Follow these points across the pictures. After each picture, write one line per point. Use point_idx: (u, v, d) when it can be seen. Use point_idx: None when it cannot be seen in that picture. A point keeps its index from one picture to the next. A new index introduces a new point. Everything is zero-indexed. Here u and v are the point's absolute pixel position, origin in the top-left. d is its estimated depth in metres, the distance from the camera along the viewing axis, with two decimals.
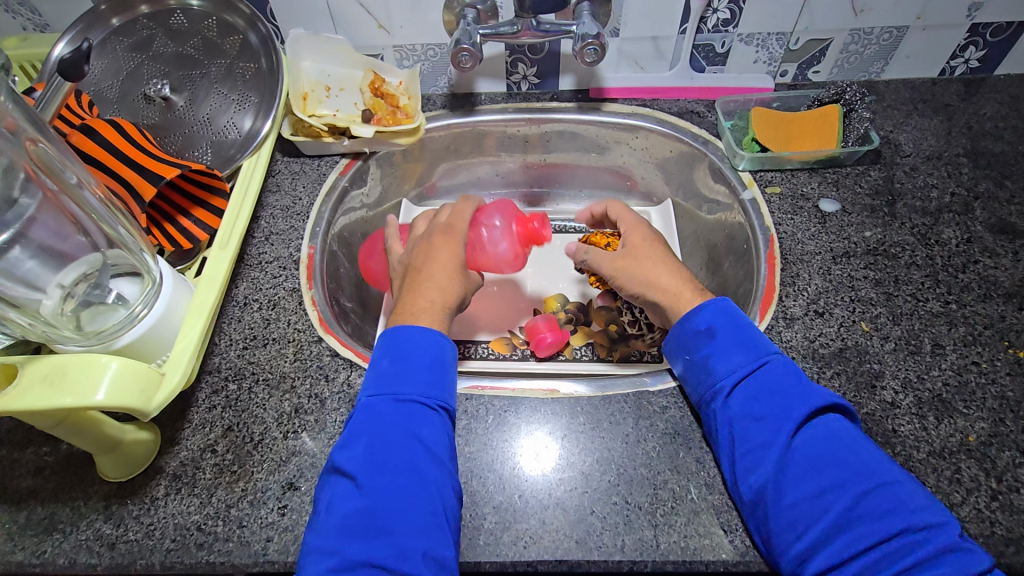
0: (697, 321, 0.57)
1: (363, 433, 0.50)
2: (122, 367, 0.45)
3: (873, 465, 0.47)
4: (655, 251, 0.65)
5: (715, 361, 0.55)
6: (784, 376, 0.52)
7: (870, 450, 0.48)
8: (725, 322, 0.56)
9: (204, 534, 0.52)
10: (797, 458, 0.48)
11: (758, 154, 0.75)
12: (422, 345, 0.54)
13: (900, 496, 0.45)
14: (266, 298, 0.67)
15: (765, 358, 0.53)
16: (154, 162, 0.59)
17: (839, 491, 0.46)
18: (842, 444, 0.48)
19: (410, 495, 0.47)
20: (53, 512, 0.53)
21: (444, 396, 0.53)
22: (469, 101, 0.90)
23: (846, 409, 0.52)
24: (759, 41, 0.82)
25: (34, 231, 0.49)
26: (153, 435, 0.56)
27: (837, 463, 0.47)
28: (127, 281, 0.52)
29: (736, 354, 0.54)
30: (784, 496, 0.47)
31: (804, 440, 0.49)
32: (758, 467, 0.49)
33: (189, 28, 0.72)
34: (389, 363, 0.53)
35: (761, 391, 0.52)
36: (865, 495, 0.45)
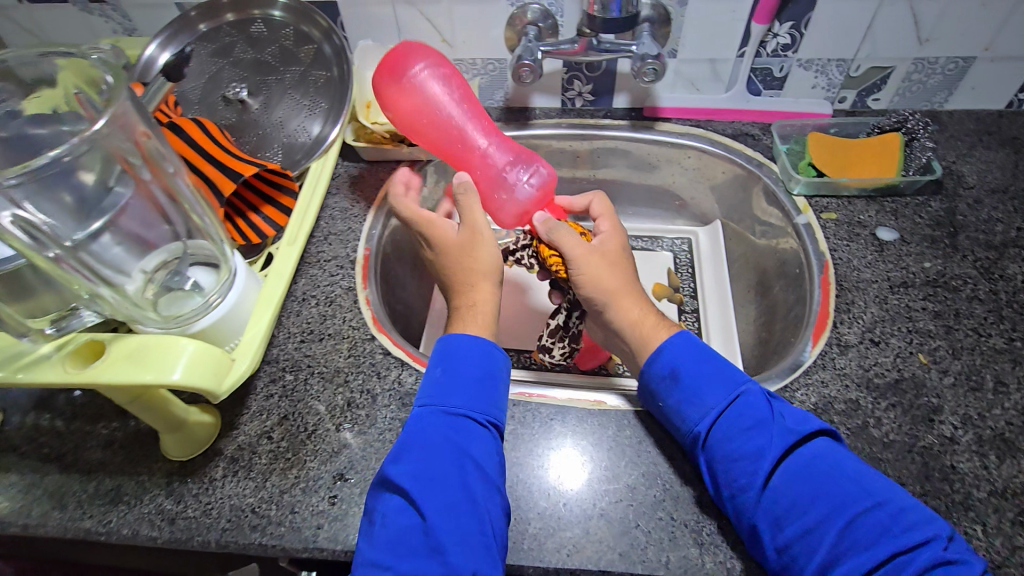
0: (657, 365, 0.56)
1: (413, 448, 0.51)
2: (197, 350, 0.48)
3: (855, 489, 0.47)
4: (620, 262, 0.63)
5: (686, 407, 0.54)
6: (754, 407, 0.52)
7: (850, 470, 0.49)
8: (683, 359, 0.55)
9: (258, 516, 0.54)
10: (779, 497, 0.48)
11: (814, 179, 0.75)
12: (475, 359, 0.55)
13: (885, 521, 0.46)
14: (323, 295, 0.70)
15: (734, 393, 0.53)
16: (234, 161, 0.62)
17: (824, 526, 0.46)
18: (828, 474, 0.48)
19: (460, 511, 0.48)
20: (119, 485, 0.56)
21: (494, 412, 0.54)
22: (524, 114, 0.92)
23: (829, 431, 0.52)
24: (818, 66, 0.82)
25: (125, 218, 0.52)
26: (214, 418, 0.59)
27: (817, 497, 0.47)
28: (202, 270, 0.55)
29: (705, 396, 0.53)
30: (780, 535, 0.47)
31: (782, 476, 0.49)
32: (747, 509, 0.49)
33: (268, 37, 0.75)
34: (440, 375, 0.55)
35: (737, 430, 0.51)
36: (851, 525, 0.46)
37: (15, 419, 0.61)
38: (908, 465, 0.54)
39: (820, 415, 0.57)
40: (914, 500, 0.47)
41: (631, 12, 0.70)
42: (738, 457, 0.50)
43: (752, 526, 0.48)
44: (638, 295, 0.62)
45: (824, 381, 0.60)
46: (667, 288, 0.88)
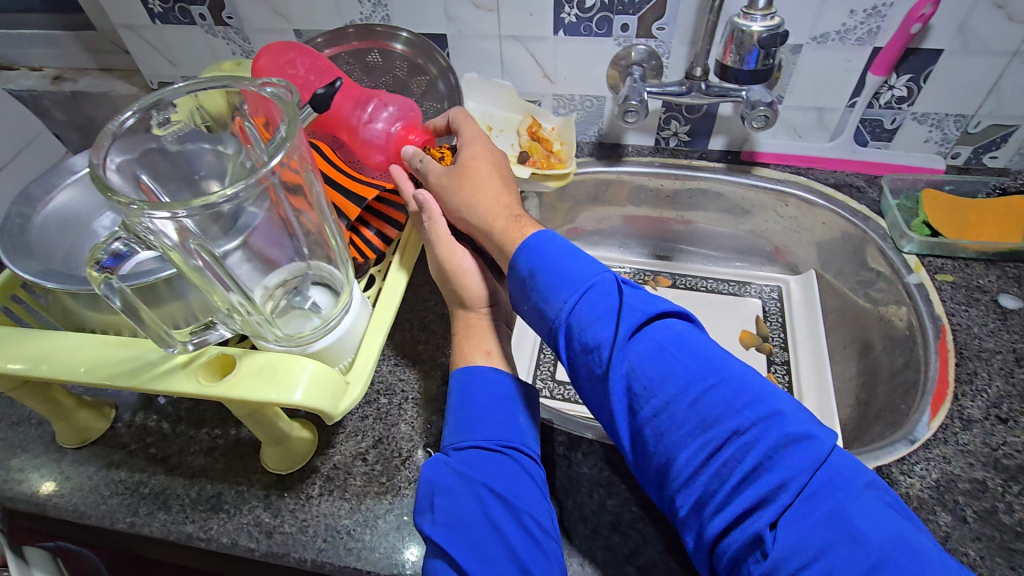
0: (521, 264, 0.57)
1: (431, 495, 0.50)
2: (316, 370, 0.49)
3: (701, 368, 0.47)
4: (483, 175, 0.66)
5: (545, 303, 0.54)
6: (607, 296, 0.53)
7: (690, 349, 0.49)
8: (541, 259, 0.56)
9: (353, 539, 0.54)
10: (638, 375, 0.48)
11: (927, 239, 0.72)
12: (482, 386, 0.56)
13: (729, 396, 0.45)
14: (418, 321, 0.72)
15: (587, 284, 0.53)
16: (358, 185, 0.66)
17: (677, 403, 0.46)
18: (654, 355, 0.48)
19: (492, 547, 0.47)
20: (220, 492, 0.58)
21: (511, 437, 0.54)
22: (616, 151, 0.92)
23: (663, 313, 0.52)
24: (934, 121, 0.79)
25: (255, 236, 0.54)
26: (313, 435, 0.60)
27: (666, 376, 0.47)
28: (321, 290, 0.57)
29: (559, 289, 0.54)
30: (651, 420, 0.47)
31: (630, 356, 0.49)
32: (616, 407, 0.49)
33: (382, 66, 0.79)
34: (455, 415, 0.55)
35: (593, 320, 0.51)
36: (701, 399, 0.46)
37: (125, 417, 0.64)
38: None
39: (942, 492, 0.53)
40: (789, 396, 0.46)
41: (767, 65, 0.66)
42: (595, 343, 0.51)
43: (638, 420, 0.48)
44: (505, 207, 0.65)
45: (945, 456, 0.56)
46: (755, 336, 0.85)
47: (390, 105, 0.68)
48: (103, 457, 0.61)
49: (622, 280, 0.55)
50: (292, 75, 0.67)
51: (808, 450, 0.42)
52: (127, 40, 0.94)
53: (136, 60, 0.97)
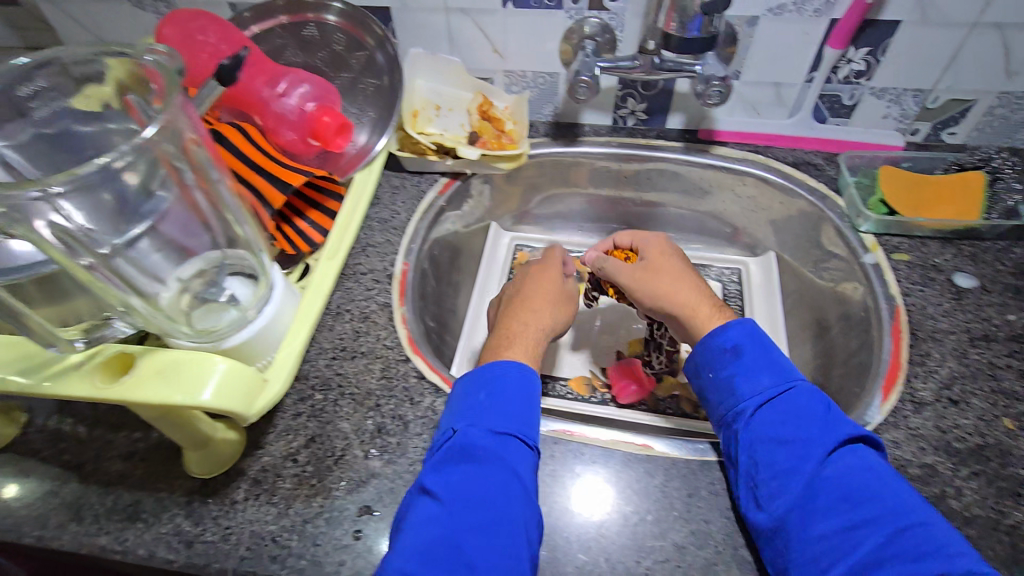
0: (723, 339, 0.57)
1: (454, 462, 0.50)
2: (229, 369, 0.45)
3: (903, 504, 0.45)
4: (667, 267, 0.67)
5: (740, 381, 0.54)
6: (811, 401, 0.52)
7: (899, 485, 0.47)
8: (755, 345, 0.56)
9: (279, 546, 0.51)
10: (827, 487, 0.47)
11: (885, 217, 0.70)
12: (523, 385, 0.55)
13: (936, 539, 0.43)
14: (358, 311, 0.68)
15: (792, 382, 0.53)
16: (284, 170, 0.60)
17: (871, 525, 0.44)
18: (866, 477, 0.47)
19: (496, 525, 0.46)
20: (137, 500, 0.54)
21: (535, 436, 0.53)
22: (572, 130, 0.88)
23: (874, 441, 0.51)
24: (892, 96, 0.77)
25: (164, 224, 0.50)
26: (240, 436, 0.56)
27: (868, 497, 0.45)
28: (239, 282, 0.53)
29: (761, 376, 0.54)
30: (812, 526, 0.45)
31: (834, 467, 0.48)
32: (781, 494, 0.47)
33: (320, 40, 0.73)
34: (486, 393, 0.54)
35: (785, 416, 0.51)
36: (900, 533, 0.43)
37: (37, 422, 0.59)
38: (993, 546, 0.48)
39: None
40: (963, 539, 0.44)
41: (713, 32, 0.64)
42: (782, 440, 0.50)
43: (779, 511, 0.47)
44: (704, 299, 0.64)
45: (895, 441, 0.54)
46: None
47: (305, 83, 0.64)
48: (13, 464, 0.57)
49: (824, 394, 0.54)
50: (200, 44, 0.62)
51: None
52: (45, 12, 0.85)
53: (58, 35, 0.90)
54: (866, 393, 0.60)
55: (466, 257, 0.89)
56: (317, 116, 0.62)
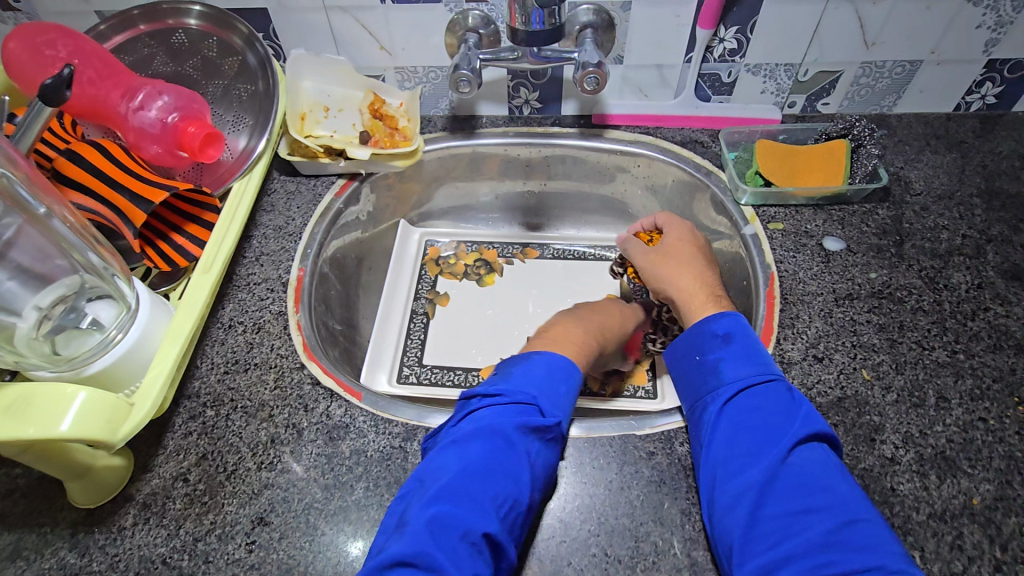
0: (717, 327, 0.58)
1: (494, 415, 0.50)
2: (90, 397, 0.45)
3: (854, 501, 0.46)
4: (681, 253, 0.68)
5: (725, 366, 0.55)
6: (787, 397, 0.52)
7: (854, 485, 0.47)
8: (743, 334, 0.57)
9: (169, 568, 0.51)
10: (785, 474, 0.47)
11: (761, 189, 0.73)
12: (566, 366, 0.56)
13: (878, 538, 0.43)
14: (251, 322, 0.66)
15: (772, 375, 0.54)
16: (147, 187, 0.58)
17: (821, 514, 0.45)
18: (826, 472, 0.47)
19: (507, 479, 0.46)
20: (18, 538, 0.52)
21: (563, 416, 0.53)
22: (470, 123, 0.87)
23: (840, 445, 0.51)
24: (766, 71, 0.80)
25: (14, 252, 0.48)
26: (126, 461, 0.55)
27: (826, 489, 0.46)
28: (103, 305, 0.52)
29: (746, 364, 0.55)
30: (763, 508, 0.46)
31: (798, 456, 0.48)
32: (742, 473, 0.48)
33: (189, 47, 0.72)
34: (541, 365, 0.55)
35: (762, 404, 0.52)
36: (847, 526, 0.44)
37: None
38: None
39: None
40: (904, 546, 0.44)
41: (556, 22, 0.66)
42: (761, 427, 0.50)
43: (738, 484, 0.48)
44: (705, 283, 0.65)
45: None
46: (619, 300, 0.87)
47: (165, 94, 0.63)
48: None
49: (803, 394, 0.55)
50: (50, 59, 0.60)
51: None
52: None
53: None
54: None
55: (377, 256, 0.89)
56: (181, 127, 0.61)
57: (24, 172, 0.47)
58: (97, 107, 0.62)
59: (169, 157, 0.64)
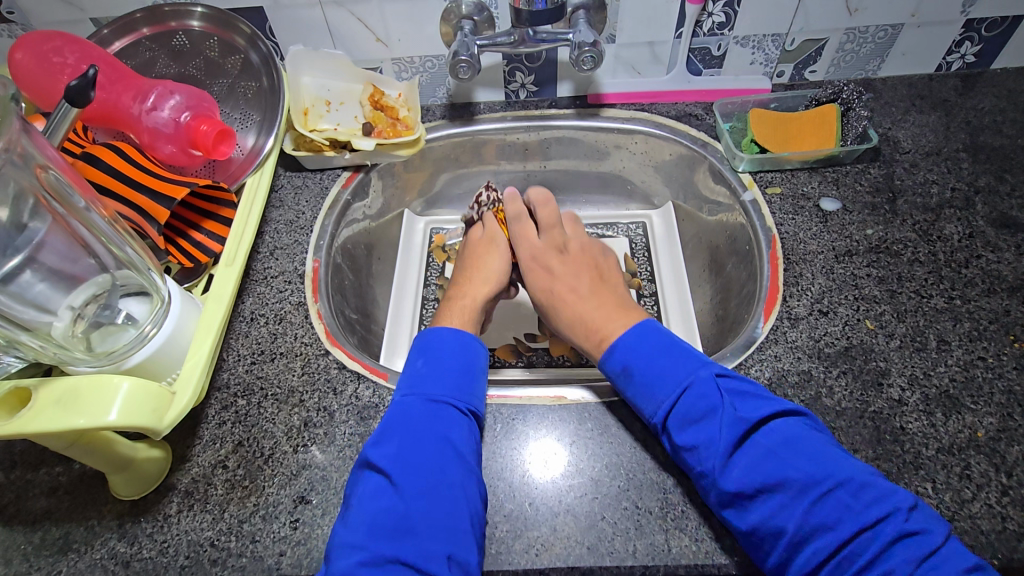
0: (612, 361, 0.58)
1: (395, 432, 0.52)
2: (134, 386, 0.47)
3: (817, 469, 0.47)
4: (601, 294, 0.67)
5: (641, 399, 0.55)
6: (706, 397, 0.52)
7: (809, 449, 0.48)
8: (633, 354, 0.57)
9: (218, 549, 0.52)
10: (743, 483, 0.48)
11: (757, 155, 0.75)
12: (457, 351, 0.59)
13: (845, 500, 0.45)
14: (273, 313, 0.67)
15: (685, 383, 0.53)
16: (167, 185, 0.61)
17: (786, 507, 0.46)
18: (772, 462, 0.48)
19: (433, 490, 0.49)
20: (67, 532, 0.54)
21: (473, 402, 0.56)
22: (468, 110, 0.88)
23: (778, 411, 0.51)
24: (755, 42, 0.82)
25: (44, 253, 0.49)
26: (165, 453, 0.56)
27: (784, 479, 0.47)
28: (135, 301, 0.54)
29: (654, 390, 0.54)
30: (744, 519, 0.47)
31: (742, 459, 0.49)
32: (711, 494, 0.49)
33: (191, 49, 0.74)
34: (424, 366, 0.58)
35: (689, 422, 0.51)
36: (816, 505, 0.45)
37: None
38: (861, 431, 0.55)
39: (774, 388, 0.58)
40: (869, 471, 0.48)
41: (557, 1, 0.69)
42: (696, 448, 0.50)
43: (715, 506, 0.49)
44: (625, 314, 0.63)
45: (776, 355, 0.61)
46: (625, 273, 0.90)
47: (175, 94, 0.65)
48: None
49: (717, 372, 0.54)
50: (59, 66, 0.62)
51: (919, 542, 0.43)
52: None
53: None
54: (753, 318, 0.67)
55: (384, 246, 0.90)
56: (194, 125, 0.63)
57: (64, 171, 0.49)
58: (109, 112, 0.64)
59: (182, 156, 0.66)
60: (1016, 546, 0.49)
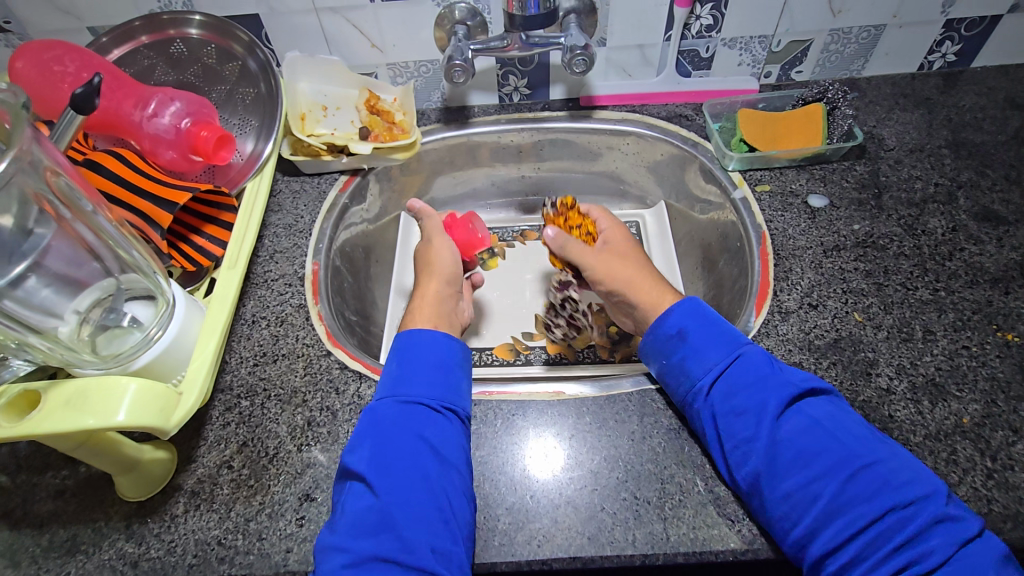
0: (667, 325, 0.59)
1: (366, 436, 0.53)
2: (141, 389, 0.47)
3: (860, 445, 0.49)
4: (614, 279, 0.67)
5: (691, 362, 0.56)
6: (759, 367, 0.54)
7: (850, 429, 0.50)
8: (689, 321, 0.58)
9: (226, 548, 0.53)
10: (784, 447, 0.50)
11: (746, 154, 0.77)
12: (431, 349, 0.58)
13: (886, 475, 0.47)
14: (274, 315, 0.68)
15: (737, 351, 0.56)
16: (168, 190, 0.62)
17: (827, 476, 0.48)
18: (814, 435, 0.50)
19: (414, 490, 0.50)
20: (75, 534, 0.54)
21: (450, 398, 0.56)
22: (463, 113, 0.90)
23: (818, 389, 0.53)
24: (742, 44, 0.84)
25: (49, 258, 0.50)
26: (171, 454, 0.57)
27: (824, 452, 0.49)
28: (140, 305, 0.55)
29: (708, 354, 0.56)
30: (779, 485, 0.48)
31: (788, 427, 0.51)
32: (747, 460, 0.50)
33: (189, 56, 0.75)
34: (397, 365, 0.58)
35: (737, 388, 0.53)
36: (856, 476, 0.47)
37: None
38: None
39: None
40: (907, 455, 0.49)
41: (549, 5, 0.71)
42: (744, 413, 0.52)
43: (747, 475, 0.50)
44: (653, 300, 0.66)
45: (768, 348, 0.62)
46: None
47: (176, 101, 0.67)
48: None
49: (769, 353, 0.57)
50: (59, 75, 0.63)
51: (955, 528, 0.44)
52: None
53: None
54: (744, 312, 0.69)
55: (382, 248, 0.91)
56: (194, 131, 0.64)
57: (72, 176, 0.50)
58: (110, 120, 0.65)
59: (183, 162, 0.67)
60: (1003, 526, 0.50)
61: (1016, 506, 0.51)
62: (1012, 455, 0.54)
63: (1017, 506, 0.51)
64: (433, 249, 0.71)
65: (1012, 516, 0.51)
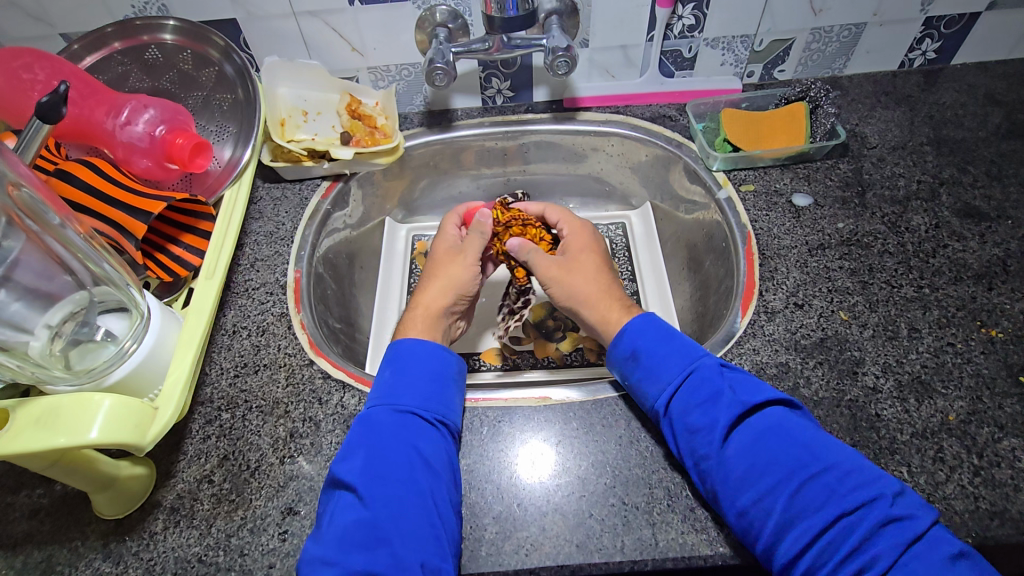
0: (620, 346, 0.59)
1: (361, 444, 0.52)
2: (115, 404, 0.46)
3: (807, 454, 0.48)
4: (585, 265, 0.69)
5: (645, 383, 0.56)
6: (709, 381, 0.54)
7: (799, 436, 0.49)
8: (640, 340, 0.58)
9: (206, 565, 0.52)
10: (735, 464, 0.49)
11: (730, 154, 0.77)
12: (426, 361, 0.59)
13: (832, 484, 0.46)
14: (255, 325, 0.67)
15: (690, 367, 0.55)
16: (143, 200, 0.61)
17: (775, 491, 0.47)
18: (763, 449, 0.49)
19: (404, 503, 0.49)
20: (50, 555, 0.53)
21: (444, 411, 0.56)
22: (446, 117, 0.89)
23: (774, 399, 0.53)
24: (724, 44, 0.84)
25: (18, 272, 0.48)
26: (149, 470, 0.56)
27: (772, 466, 0.48)
28: (115, 317, 0.53)
29: (659, 374, 0.56)
30: (733, 502, 0.48)
31: (737, 443, 0.50)
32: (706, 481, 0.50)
33: (164, 62, 0.74)
34: (391, 376, 0.58)
35: (689, 406, 0.53)
36: (802, 488, 0.47)
37: None
38: (838, 419, 0.57)
39: None
40: (860, 459, 0.48)
41: (528, 7, 0.70)
42: (696, 431, 0.52)
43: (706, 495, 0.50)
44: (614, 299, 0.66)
45: (755, 348, 0.62)
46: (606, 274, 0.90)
47: (150, 108, 0.65)
48: None
49: (723, 364, 0.56)
50: (29, 83, 0.61)
51: (904, 529, 0.44)
52: None
53: None
54: (731, 313, 0.68)
55: (366, 254, 0.90)
56: (169, 139, 0.63)
57: (38, 189, 0.49)
58: (82, 128, 0.64)
59: (159, 170, 0.66)
60: (990, 524, 0.50)
61: (1002, 502, 0.51)
62: (997, 451, 0.54)
63: (1003, 503, 0.51)
64: (454, 266, 0.69)
65: (999, 513, 0.51)
